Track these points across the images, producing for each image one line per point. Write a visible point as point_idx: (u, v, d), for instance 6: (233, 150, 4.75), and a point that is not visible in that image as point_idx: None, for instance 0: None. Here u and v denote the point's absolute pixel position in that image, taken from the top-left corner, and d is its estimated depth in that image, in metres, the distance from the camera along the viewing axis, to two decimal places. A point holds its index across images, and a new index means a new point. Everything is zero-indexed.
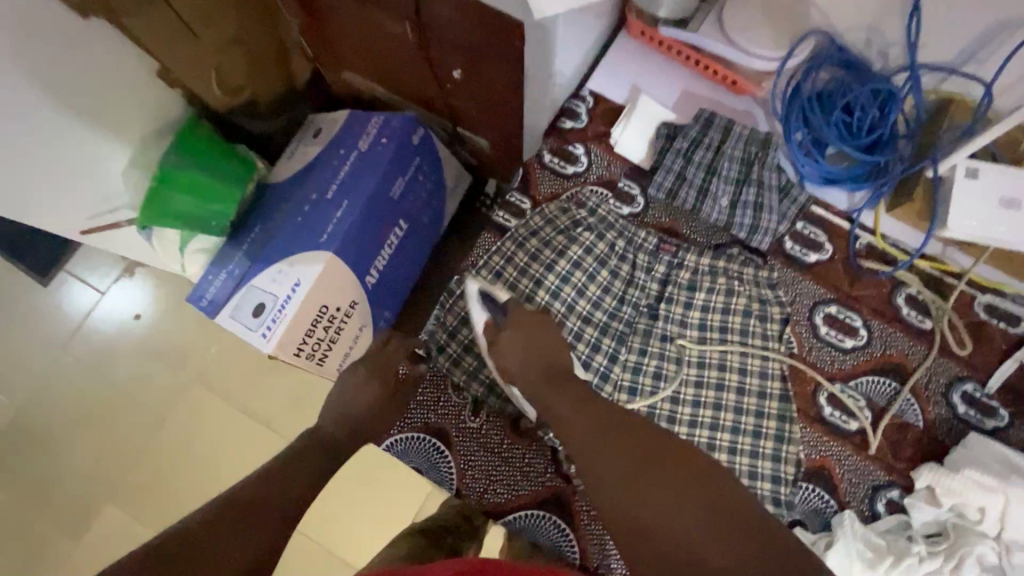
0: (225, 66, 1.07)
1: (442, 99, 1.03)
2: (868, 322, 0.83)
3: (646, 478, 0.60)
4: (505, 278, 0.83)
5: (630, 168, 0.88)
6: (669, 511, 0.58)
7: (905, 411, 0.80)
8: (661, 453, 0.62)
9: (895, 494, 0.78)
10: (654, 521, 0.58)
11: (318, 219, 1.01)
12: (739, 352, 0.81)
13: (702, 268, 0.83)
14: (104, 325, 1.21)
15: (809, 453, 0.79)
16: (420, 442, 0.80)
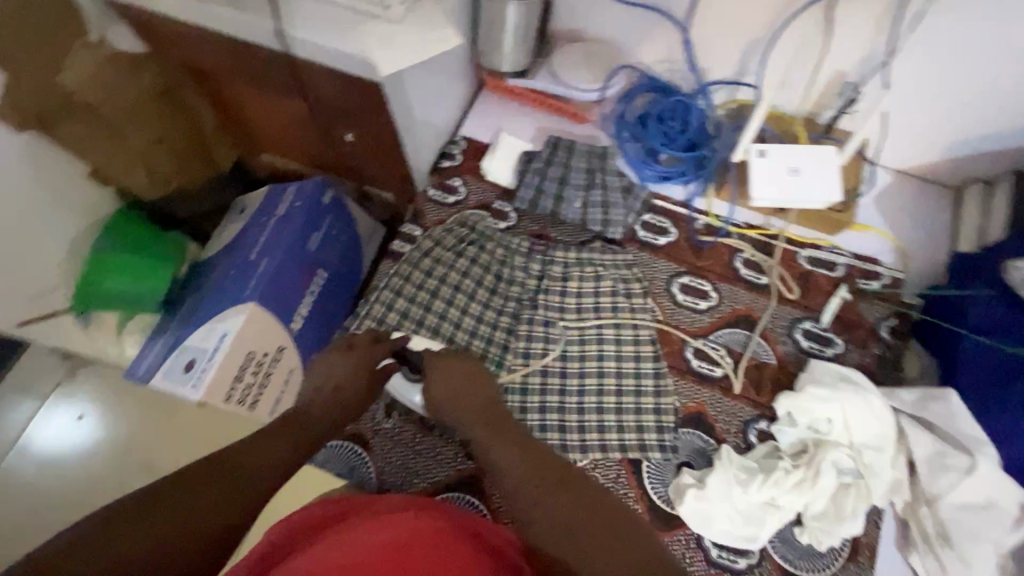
0: (154, 160, 1.23)
1: (344, 162, 1.20)
2: (716, 286, 0.98)
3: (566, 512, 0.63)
4: (403, 294, 0.95)
5: (501, 191, 1.04)
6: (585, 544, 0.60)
7: (759, 353, 0.93)
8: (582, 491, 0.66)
9: (764, 425, 0.88)
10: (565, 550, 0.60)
11: (242, 277, 1.14)
12: (613, 327, 0.94)
13: (570, 261, 0.98)
14: (58, 420, 1.38)
15: (686, 402, 0.90)
16: (341, 449, 0.88)
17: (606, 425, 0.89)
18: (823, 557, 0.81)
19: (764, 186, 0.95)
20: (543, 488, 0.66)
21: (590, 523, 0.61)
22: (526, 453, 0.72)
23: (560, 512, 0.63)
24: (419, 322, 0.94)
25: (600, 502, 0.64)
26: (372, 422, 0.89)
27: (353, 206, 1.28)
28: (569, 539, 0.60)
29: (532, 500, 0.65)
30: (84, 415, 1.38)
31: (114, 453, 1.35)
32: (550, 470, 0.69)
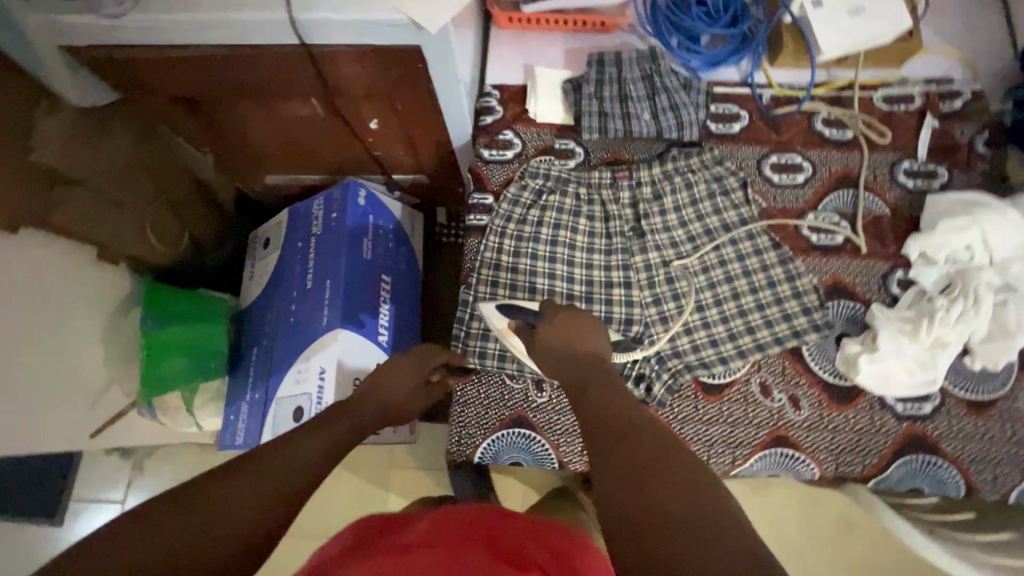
0: (157, 221, 1.09)
1: (368, 155, 1.10)
2: (806, 155, 0.94)
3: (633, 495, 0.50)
4: (506, 265, 0.90)
5: (557, 130, 0.97)
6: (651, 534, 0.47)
7: (870, 206, 0.91)
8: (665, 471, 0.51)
9: (901, 273, 0.88)
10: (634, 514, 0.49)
11: (313, 307, 1.07)
12: (723, 229, 0.90)
13: (656, 177, 0.92)
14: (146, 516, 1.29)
15: (820, 277, 0.88)
16: (507, 437, 0.83)
17: (754, 325, 0.86)
18: (998, 376, 0.82)
19: (834, 35, 0.92)
20: (612, 462, 0.53)
21: (673, 513, 0.48)
22: (605, 412, 0.58)
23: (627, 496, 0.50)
24: (531, 288, 0.89)
25: (689, 486, 0.50)
26: (526, 399, 0.84)
27: (389, 200, 1.18)
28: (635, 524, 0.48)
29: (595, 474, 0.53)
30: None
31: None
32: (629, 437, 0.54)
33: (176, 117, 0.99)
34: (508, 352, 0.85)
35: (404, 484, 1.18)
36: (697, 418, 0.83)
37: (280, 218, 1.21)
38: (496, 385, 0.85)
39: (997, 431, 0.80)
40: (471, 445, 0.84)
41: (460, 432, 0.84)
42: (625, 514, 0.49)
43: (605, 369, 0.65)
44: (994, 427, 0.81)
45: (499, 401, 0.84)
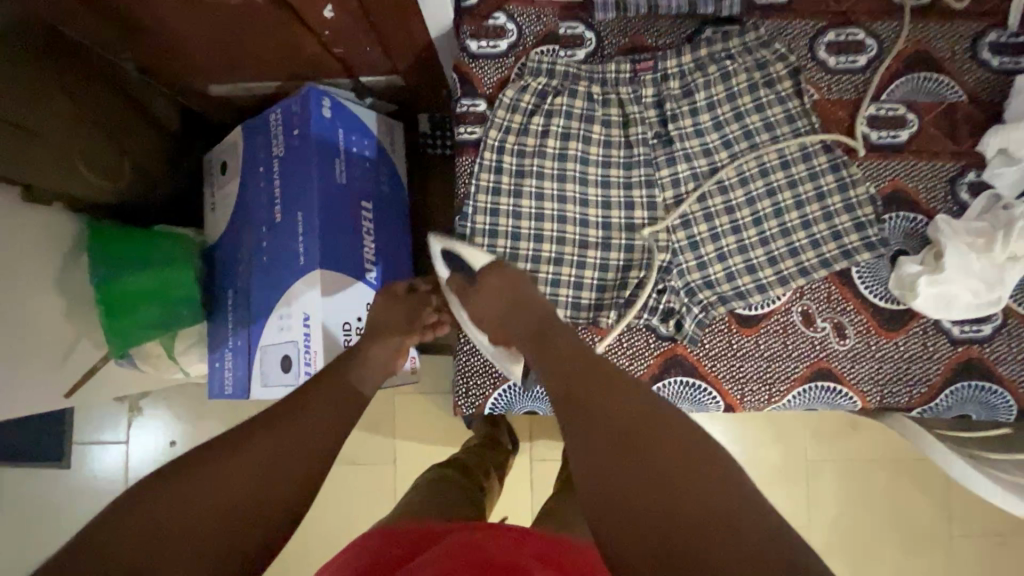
0: (89, 147, 0.88)
1: (329, 54, 0.89)
2: (870, 29, 0.76)
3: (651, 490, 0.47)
4: (507, 189, 0.76)
5: (561, 11, 0.77)
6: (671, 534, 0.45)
7: (944, 93, 0.75)
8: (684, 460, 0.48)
9: (972, 176, 0.75)
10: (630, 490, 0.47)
11: (286, 244, 0.93)
12: (765, 131, 0.75)
13: (686, 67, 0.75)
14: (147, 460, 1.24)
15: (878, 184, 0.75)
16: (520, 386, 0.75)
17: (798, 246, 0.74)
18: None
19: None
20: (591, 438, 0.51)
21: (669, 484, 0.47)
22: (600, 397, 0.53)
23: (639, 485, 0.47)
24: (537, 217, 0.76)
25: (679, 449, 0.49)
26: None
27: (361, 109, 0.99)
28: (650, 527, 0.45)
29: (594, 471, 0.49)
30: (175, 440, 1.25)
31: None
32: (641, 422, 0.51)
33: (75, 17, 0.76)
34: None
35: (413, 414, 1.14)
36: (730, 355, 0.74)
37: (235, 137, 1.03)
38: None
39: None
40: (481, 395, 0.76)
41: (469, 382, 0.76)
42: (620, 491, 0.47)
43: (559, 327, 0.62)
44: None
45: None
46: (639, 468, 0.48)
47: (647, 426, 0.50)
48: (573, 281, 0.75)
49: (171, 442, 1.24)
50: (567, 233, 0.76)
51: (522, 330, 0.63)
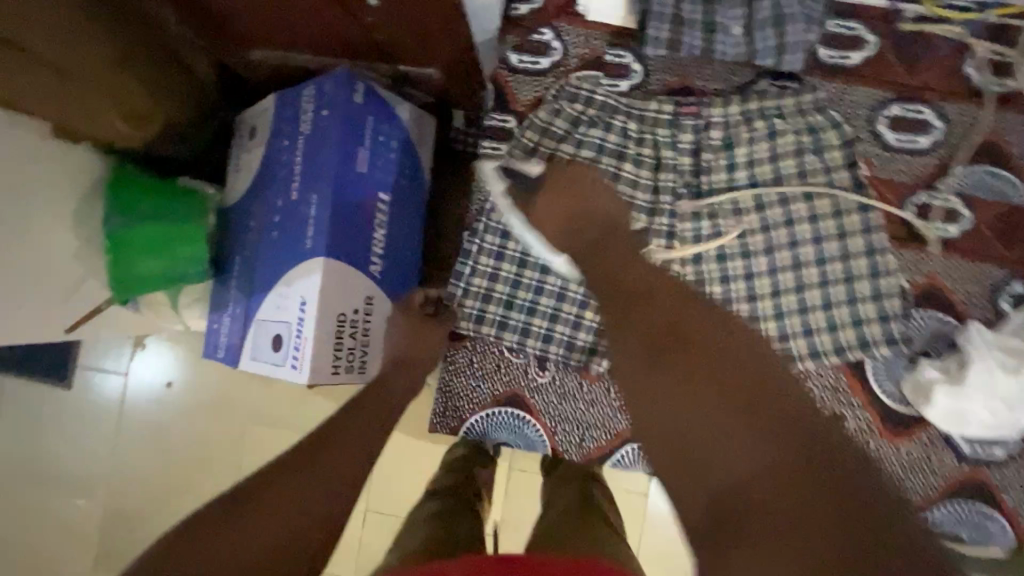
0: (122, 95, 0.88)
1: (370, 39, 0.87)
2: (940, 109, 0.70)
3: (730, 425, 0.46)
4: None
5: (611, 37, 0.73)
6: (751, 473, 0.44)
7: (1007, 193, 0.69)
8: (774, 405, 0.47)
9: (1020, 287, 0.69)
10: (710, 451, 0.46)
11: (297, 223, 0.92)
12: (802, 199, 0.71)
13: (732, 119, 0.71)
14: (141, 397, 1.21)
15: (913, 278, 0.70)
16: (498, 415, 0.74)
17: (813, 326, 0.70)
18: None
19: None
20: (664, 374, 0.50)
21: (756, 438, 0.45)
22: (678, 322, 0.52)
23: (720, 415, 0.47)
24: None
25: (770, 406, 0.47)
26: (525, 377, 0.74)
27: (395, 98, 0.97)
28: (723, 457, 0.45)
29: (664, 398, 0.49)
30: (173, 381, 1.21)
31: (220, 409, 1.20)
32: (723, 354, 0.50)
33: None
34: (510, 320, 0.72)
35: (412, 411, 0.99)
36: None
37: (267, 104, 1.01)
38: (493, 355, 0.74)
39: None
40: (458, 418, 0.74)
41: (448, 402, 0.75)
42: (689, 438, 0.47)
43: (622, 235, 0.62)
44: None
45: (494, 373, 0.74)
46: (727, 414, 0.47)
47: (739, 372, 0.48)
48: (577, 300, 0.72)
49: (166, 383, 1.20)
50: None
51: (582, 238, 0.62)
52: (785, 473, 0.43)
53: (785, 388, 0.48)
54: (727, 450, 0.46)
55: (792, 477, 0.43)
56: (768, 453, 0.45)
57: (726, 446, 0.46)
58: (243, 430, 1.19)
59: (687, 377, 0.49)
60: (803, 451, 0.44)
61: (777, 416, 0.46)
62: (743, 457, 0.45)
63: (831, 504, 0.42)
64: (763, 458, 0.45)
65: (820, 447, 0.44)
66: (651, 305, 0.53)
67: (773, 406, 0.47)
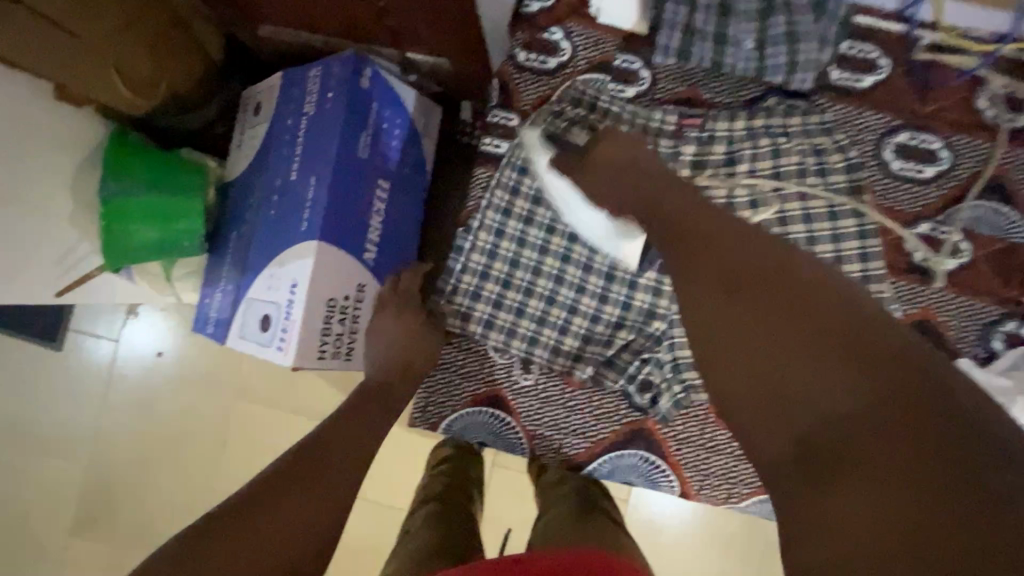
0: (125, 57, 0.88)
1: (380, 25, 0.86)
2: (948, 140, 0.69)
3: (808, 364, 0.41)
4: (517, 213, 0.72)
5: (622, 41, 0.72)
6: (836, 414, 0.39)
7: (1009, 230, 0.69)
8: (863, 342, 0.40)
9: (1013, 326, 0.68)
10: (786, 383, 0.41)
11: (294, 205, 0.91)
12: (802, 221, 0.70)
13: (737, 134, 0.70)
14: (129, 366, 1.20)
15: (905, 309, 0.70)
16: (478, 414, 0.74)
17: None
18: None
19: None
20: (727, 306, 0.46)
21: (837, 374, 0.39)
22: (750, 261, 0.47)
23: (796, 354, 0.42)
24: (541, 249, 0.72)
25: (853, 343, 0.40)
26: (509, 378, 0.74)
27: (401, 85, 0.96)
28: (800, 396, 0.41)
29: (733, 341, 0.45)
30: (163, 351, 1.20)
31: (211, 382, 1.19)
32: (800, 290, 0.44)
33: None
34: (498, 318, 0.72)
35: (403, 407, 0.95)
36: (701, 444, 0.70)
37: (273, 82, 1.01)
38: (478, 354, 0.74)
39: None
40: (438, 414, 0.74)
41: (429, 397, 0.75)
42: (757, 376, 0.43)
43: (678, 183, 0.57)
44: None
45: (478, 372, 0.74)
46: (801, 348, 0.42)
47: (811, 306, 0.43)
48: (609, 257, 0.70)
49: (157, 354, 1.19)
50: (566, 275, 0.72)
51: (628, 196, 0.58)
52: (874, 416, 0.37)
53: (879, 325, 0.40)
54: (805, 393, 0.40)
55: (883, 422, 0.36)
56: (852, 389, 0.38)
57: (802, 388, 0.41)
58: (232, 404, 1.18)
59: (760, 314, 0.45)
60: (898, 395, 0.37)
61: (864, 354, 0.39)
62: (826, 398, 0.39)
63: (924, 455, 0.34)
64: (840, 401, 0.39)
65: (922, 391, 0.36)
66: (719, 244, 0.49)
67: (863, 343, 0.40)
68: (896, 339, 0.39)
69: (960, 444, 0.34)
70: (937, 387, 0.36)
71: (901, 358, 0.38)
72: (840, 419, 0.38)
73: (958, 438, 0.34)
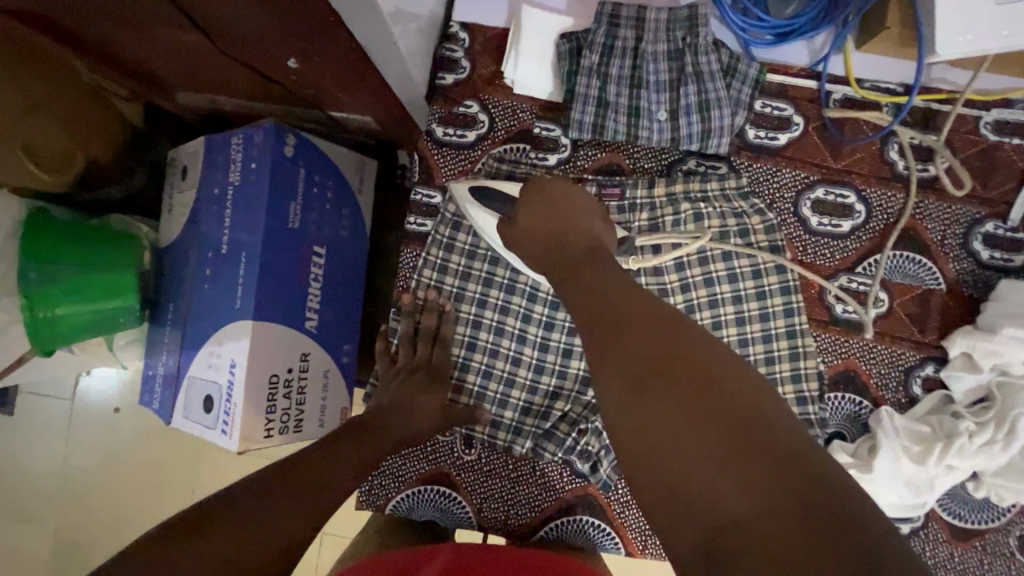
0: (32, 138, 0.82)
1: (297, 94, 0.84)
2: (862, 194, 0.70)
3: (708, 454, 0.38)
4: (448, 290, 0.72)
5: (540, 110, 0.72)
6: (739, 508, 0.35)
7: (923, 278, 0.71)
8: (763, 430, 0.38)
9: (930, 370, 0.71)
10: (681, 472, 0.38)
11: (225, 281, 0.89)
12: (727, 281, 0.71)
13: (658, 199, 0.70)
14: (81, 433, 1.17)
15: (829, 360, 0.72)
16: (425, 494, 0.74)
17: None
18: (997, 507, 0.70)
19: (1007, 32, 0.57)
20: (628, 384, 0.43)
21: (729, 471, 0.37)
22: (666, 347, 0.44)
23: (702, 444, 0.38)
24: (474, 324, 0.72)
25: (749, 430, 0.38)
26: (452, 455, 0.74)
27: (328, 146, 0.94)
28: (701, 489, 0.37)
29: (645, 430, 0.41)
30: (120, 406, 1.16)
31: (166, 445, 1.16)
32: (708, 372, 0.42)
33: (18, 29, 0.70)
34: (461, 386, 0.73)
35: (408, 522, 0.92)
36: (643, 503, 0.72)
37: (196, 148, 0.96)
38: None
39: (975, 562, 0.71)
40: (384, 496, 0.74)
41: (374, 479, 0.74)
42: (655, 462, 0.39)
43: (600, 253, 0.57)
44: (972, 557, 0.71)
45: (421, 452, 0.74)
46: (696, 429, 0.39)
47: (712, 388, 0.41)
48: (550, 301, 0.72)
49: (114, 410, 1.16)
50: (502, 348, 0.72)
51: (563, 260, 0.57)
52: (772, 508, 0.34)
53: (775, 416, 0.39)
54: (707, 485, 0.37)
55: (778, 507, 0.34)
56: (744, 483, 0.36)
57: (706, 482, 0.37)
58: (191, 462, 1.15)
59: (663, 393, 0.41)
60: (794, 483, 0.35)
61: (759, 444, 0.37)
62: (722, 491, 0.36)
63: (805, 545, 0.32)
64: (737, 504, 0.35)
65: (814, 480, 0.35)
66: (635, 328, 0.46)
67: (769, 441, 0.38)
68: (798, 442, 0.38)
69: (856, 531, 0.32)
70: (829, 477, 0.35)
71: (793, 449, 0.37)
72: (742, 511, 0.35)
73: (849, 528, 0.32)
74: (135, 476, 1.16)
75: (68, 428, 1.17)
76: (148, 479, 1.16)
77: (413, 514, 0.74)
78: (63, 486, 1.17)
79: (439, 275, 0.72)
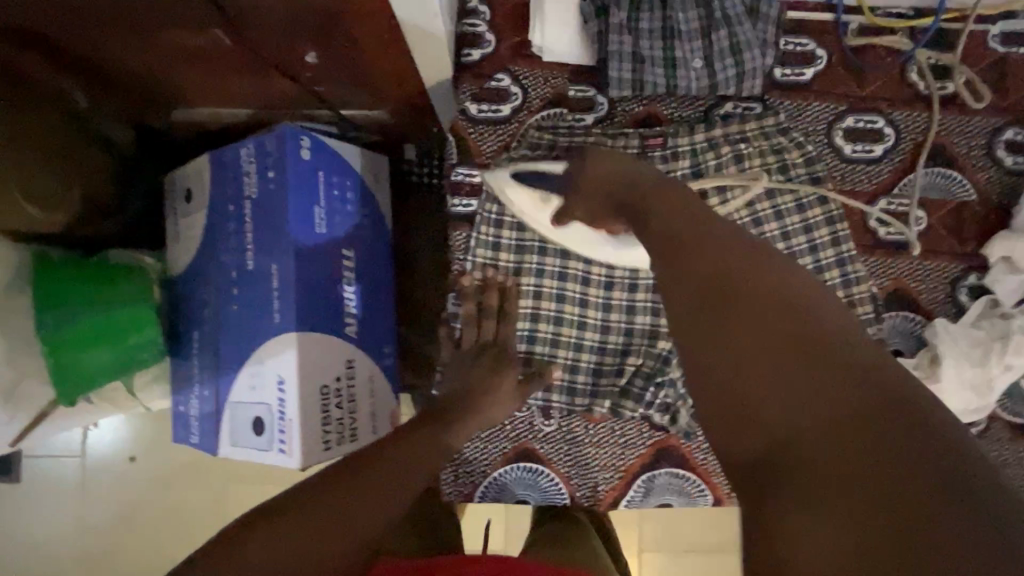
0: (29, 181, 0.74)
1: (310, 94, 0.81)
2: (890, 118, 0.73)
3: (783, 374, 0.38)
4: (504, 266, 0.71)
5: (571, 74, 0.72)
6: (813, 431, 0.36)
7: (955, 191, 0.74)
8: (848, 358, 0.37)
9: (973, 279, 0.74)
10: (754, 391, 0.38)
11: (257, 295, 0.85)
12: (774, 218, 0.72)
13: (700, 145, 0.70)
14: (101, 489, 1.09)
15: (881, 282, 0.74)
16: (509, 473, 0.73)
17: None
18: None
19: None
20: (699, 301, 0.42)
21: (799, 396, 0.37)
22: (749, 284, 0.41)
23: (794, 385, 0.37)
24: (535, 294, 0.72)
25: (826, 355, 0.38)
26: (530, 430, 0.73)
27: (342, 145, 0.91)
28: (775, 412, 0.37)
29: (730, 369, 0.39)
30: (136, 455, 1.09)
31: (193, 487, 1.09)
32: (780, 293, 0.41)
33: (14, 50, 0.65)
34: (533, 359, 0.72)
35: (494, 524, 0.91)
36: None
37: (196, 166, 0.91)
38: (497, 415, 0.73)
39: None
40: (467, 483, 0.73)
41: (455, 468, 0.73)
42: (725, 384, 0.39)
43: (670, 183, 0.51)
44: None
45: (499, 431, 0.73)
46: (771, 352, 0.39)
47: (784, 308, 0.40)
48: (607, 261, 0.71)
49: (128, 460, 1.08)
50: (566, 316, 0.72)
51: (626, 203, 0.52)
52: (850, 436, 0.35)
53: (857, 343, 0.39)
54: (782, 407, 0.37)
55: (874, 440, 0.34)
56: (820, 406, 0.36)
57: (782, 404, 0.37)
58: (223, 500, 1.09)
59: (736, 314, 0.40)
60: (882, 428, 0.35)
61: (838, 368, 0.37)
62: (796, 415, 0.37)
63: (889, 479, 0.33)
64: (814, 427, 0.36)
65: (904, 422, 0.35)
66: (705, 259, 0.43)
67: (849, 365, 0.37)
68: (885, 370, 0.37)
69: (942, 483, 0.33)
70: (916, 397, 0.36)
71: (880, 382, 0.37)
72: (820, 439, 0.36)
73: (948, 476, 0.33)
74: (165, 524, 1.09)
75: (84, 485, 1.09)
76: (181, 524, 1.09)
77: (499, 494, 0.74)
78: (88, 549, 1.08)
79: (495, 252, 0.71)
